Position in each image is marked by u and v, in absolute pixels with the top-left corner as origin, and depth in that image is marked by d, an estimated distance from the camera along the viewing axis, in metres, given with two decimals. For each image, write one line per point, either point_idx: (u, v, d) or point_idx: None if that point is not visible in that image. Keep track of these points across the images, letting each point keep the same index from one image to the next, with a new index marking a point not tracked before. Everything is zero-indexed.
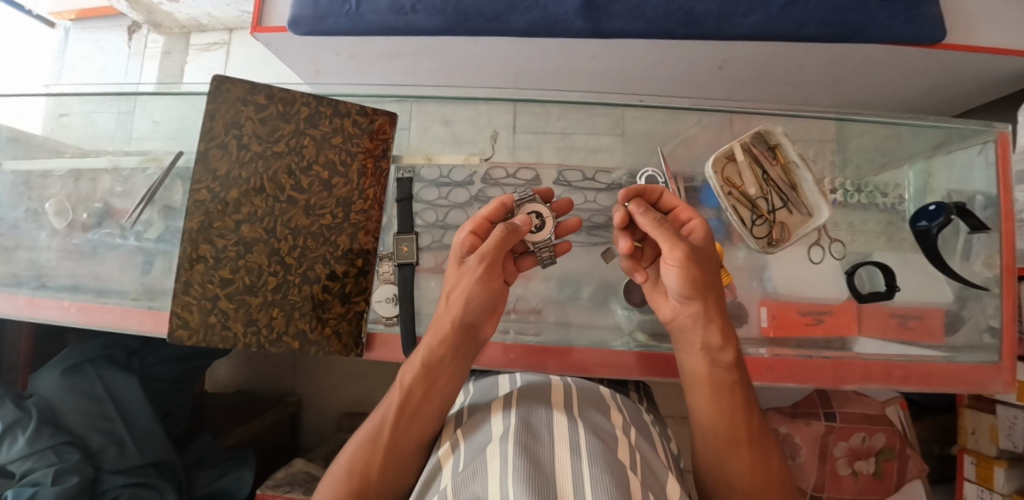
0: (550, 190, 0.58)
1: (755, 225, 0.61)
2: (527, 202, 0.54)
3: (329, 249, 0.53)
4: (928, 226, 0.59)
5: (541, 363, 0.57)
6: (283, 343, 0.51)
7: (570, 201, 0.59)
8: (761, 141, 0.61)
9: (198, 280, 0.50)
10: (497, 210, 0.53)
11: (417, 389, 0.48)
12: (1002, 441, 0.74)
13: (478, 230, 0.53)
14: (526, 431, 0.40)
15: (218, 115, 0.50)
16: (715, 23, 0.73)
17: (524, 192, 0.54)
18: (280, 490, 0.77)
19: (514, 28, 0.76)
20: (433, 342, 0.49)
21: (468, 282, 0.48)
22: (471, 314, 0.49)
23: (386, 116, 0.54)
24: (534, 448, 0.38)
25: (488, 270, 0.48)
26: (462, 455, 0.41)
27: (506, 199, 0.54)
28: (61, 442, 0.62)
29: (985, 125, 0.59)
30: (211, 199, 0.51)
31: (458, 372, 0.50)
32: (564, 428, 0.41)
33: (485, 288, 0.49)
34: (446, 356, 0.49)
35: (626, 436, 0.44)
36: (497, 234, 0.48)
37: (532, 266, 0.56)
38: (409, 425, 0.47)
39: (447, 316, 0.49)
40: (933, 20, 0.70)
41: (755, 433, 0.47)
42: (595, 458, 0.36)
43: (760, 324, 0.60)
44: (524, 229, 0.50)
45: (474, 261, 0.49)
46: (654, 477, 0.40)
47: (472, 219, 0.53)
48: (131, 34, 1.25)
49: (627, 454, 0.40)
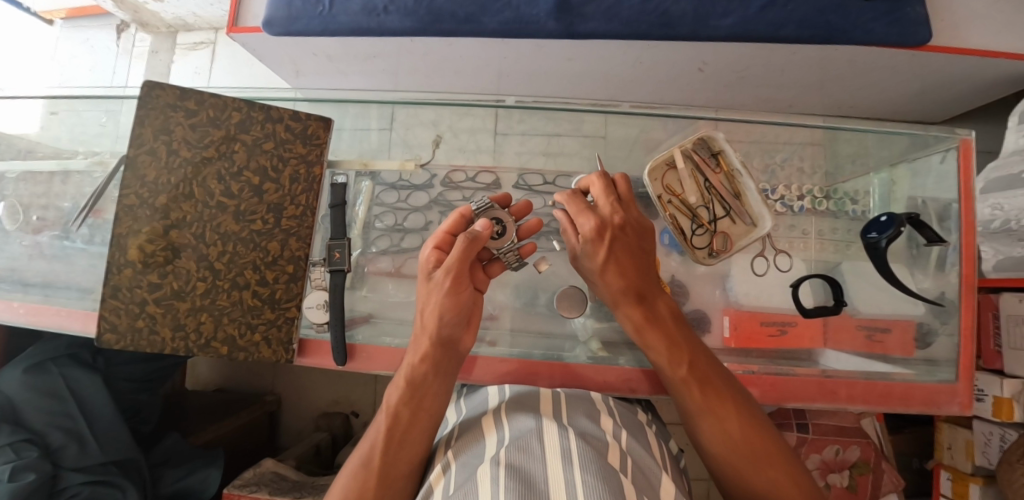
0: (507, 196, 0.55)
1: (695, 235, 0.60)
2: (485, 210, 0.52)
3: (259, 255, 0.53)
4: (878, 237, 0.56)
5: (532, 376, 0.55)
6: (212, 348, 0.52)
7: (529, 203, 0.56)
8: (703, 148, 0.60)
9: (127, 284, 0.51)
10: (457, 223, 0.51)
11: (404, 409, 0.47)
12: (977, 457, 0.73)
13: (443, 244, 0.50)
14: (517, 445, 0.39)
15: (148, 121, 0.52)
16: (690, 26, 0.70)
17: (481, 201, 0.52)
18: (246, 489, 0.75)
19: (487, 29, 0.74)
20: (413, 360, 0.48)
21: (436, 297, 0.47)
22: (447, 327, 0.47)
23: (318, 121, 0.55)
24: (525, 466, 0.36)
25: (456, 282, 0.47)
26: (453, 478, 0.40)
27: (466, 210, 0.51)
28: (20, 440, 0.63)
29: (947, 132, 0.58)
30: (140, 204, 0.51)
31: (445, 387, 0.49)
32: (554, 436, 0.40)
33: (455, 302, 0.47)
34: (428, 373, 0.48)
35: (617, 440, 0.42)
36: (460, 246, 0.46)
37: (501, 272, 0.53)
38: (400, 450, 0.46)
39: (424, 334, 0.48)
40: (918, 23, 0.68)
41: (710, 395, 0.47)
42: (586, 464, 0.35)
43: (722, 334, 0.59)
44: (485, 235, 0.48)
45: (440, 275, 0.47)
46: (647, 480, 0.38)
47: (434, 234, 0.51)
48: (120, 33, 1.26)
49: (618, 458, 0.38)
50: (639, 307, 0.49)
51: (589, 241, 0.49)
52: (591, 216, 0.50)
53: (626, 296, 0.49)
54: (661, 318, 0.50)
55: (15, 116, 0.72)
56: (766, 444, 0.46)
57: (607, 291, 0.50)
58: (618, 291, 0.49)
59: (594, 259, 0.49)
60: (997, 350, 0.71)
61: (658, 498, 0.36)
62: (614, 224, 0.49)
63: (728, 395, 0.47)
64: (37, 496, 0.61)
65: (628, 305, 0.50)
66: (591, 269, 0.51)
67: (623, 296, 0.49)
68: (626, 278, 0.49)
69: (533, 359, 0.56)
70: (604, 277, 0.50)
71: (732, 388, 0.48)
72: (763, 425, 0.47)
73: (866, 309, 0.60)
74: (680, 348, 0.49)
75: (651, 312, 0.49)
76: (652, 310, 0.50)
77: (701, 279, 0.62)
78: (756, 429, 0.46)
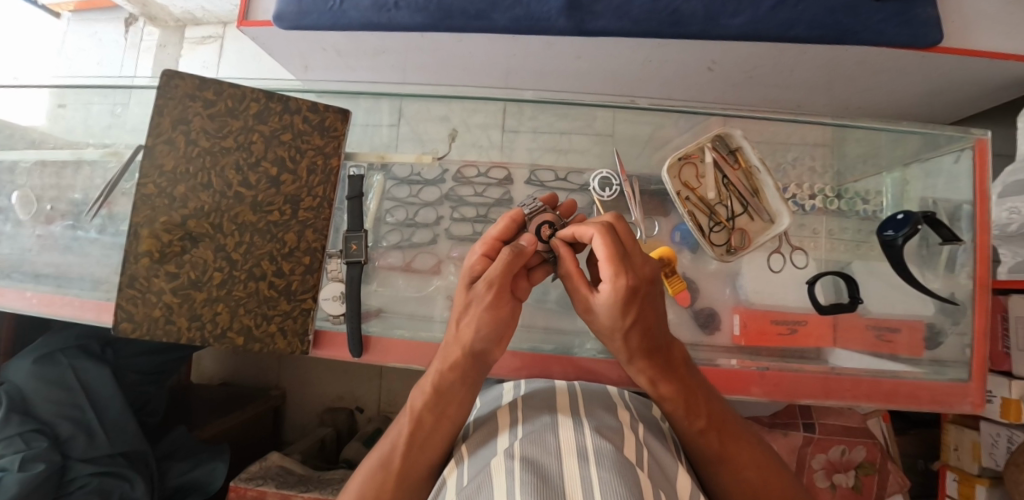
0: (554, 196, 0.54)
1: (713, 232, 0.60)
2: (538, 214, 0.51)
3: (276, 246, 0.53)
4: (894, 235, 0.56)
5: (544, 370, 0.56)
6: (227, 339, 0.52)
7: (573, 203, 0.56)
8: (722, 145, 0.61)
9: (144, 273, 0.51)
10: (508, 228, 0.50)
11: (427, 415, 0.47)
12: (984, 459, 0.73)
13: (490, 252, 0.49)
14: (532, 440, 0.39)
15: (166, 110, 0.52)
16: (701, 24, 0.70)
17: (533, 204, 0.50)
18: (252, 483, 0.75)
19: (497, 26, 0.73)
20: (440, 367, 0.47)
21: (477, 310, 0.46)
22: (480, 342, 0.46)
23: (337, 113, 0.55)
24: (541, 461, 0.36)
25: (497, 296, 0.45)
26: (467, 470, 0.40)
27: (516, 214, 0.51)
28: (30, 430, 0.63)
29: (962, 132, 0.58)
30: (158, 193, 0.51)
31: (470, 396, 0.48)
32: (570, 432, 0.39)
33: (494, 316, 0.46)
34: (455, 381, 0.47)
35: (633, 433, 0.42)
36: (504, 259, 0.45)
37: (544, 277, 0.51)
38: (420, 453, 0.46)
39: (456, 344, 0.47)
40: (930, 23, 0.68)
41: (727, 442, 0.47)
42: (602, 461, 0.35)
43: (732, 332, 0.58)
44: (530, 250, 0.47)
45: (481, 287, 0.45)
46: (663, 474, 0.38)
47: (483, 240, 0.50)
48: (128, 27, 1.26)
49: (635, 451, 0.38)
50: (655, 364, 0.45)
51: (618, 305, 0.41)
52: (625, 282, 0.41)
53: (644, 353, 0.45)
54: (670, 371, 0.46)
55: (29, 108, 0.72)
56: (780, 484, 0.46)
57: (625, 350, 0.45)
58: (642, 349, 0.44)
59: (621, 321, 0.42)
60: (1005, 352, 0.71)
61: (675, 494, 0.36)
62: (645, 280, 0.42)
63: (742, 438, 0.47)
64: (45, 486, 0.61)
65: (642, 362, 0.46)
66: (607, 327, 0.44)
67: (640, 355, 0.45)
68: (648, 337, 0.44)
69: (546, 353, 0.57)
70: (626, 335, 0.44)
71: (741, 428, 0.49)
72: (770, 464, 0.47)
73: (875, 309, 0.60)
74: (695, 397, 0.47)
75: (664, 366, 0.46)
76: (668, 363, 0.46)
77: (713, 277, 0.61)
78: (770, 470, 0.46)
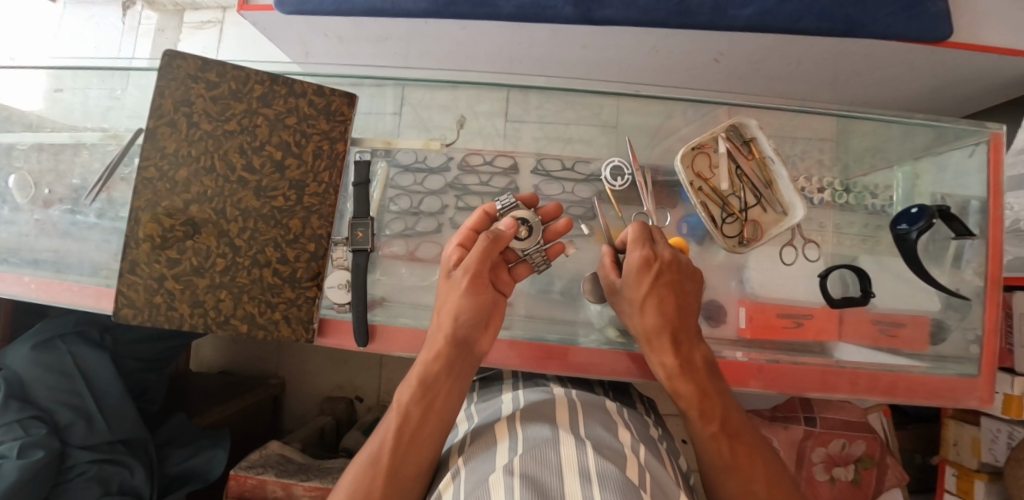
0: (534, 197, 0.55)
1: (725, 224, 0.60)
2: (510, 210, 0.52)
3: (280, 233, 0.52)
4: (908, 229, 0.55)
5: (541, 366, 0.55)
6: (230, 325, 0.51)
7: (558, 205, 0.54)
8: (736, 135, 0.60)
9: (145, 259, 0.50)
10: (481, 220, 0.52)
11: (414, 409, 0.48)
12: (983, 454, 0.74)
13: (466, 242, 0.51)
14: (533, 456, 0.38)
15: (168, 91, 0.51)
16: (709, 15, 0.69)
17: (506, 200, 0.52)
18: (252, 471, 0.74)
19: (503, 13, 0.72)
20: (426, 357, 0.49)
21: (456, 296, 0.47)
22: (462, 328, 0.48)
23: (342, 97, 0.54)
24: (543, 478, 0.35)
25: (476, 283, 0.48)
26: (462, 486, 0.40)
27: (489, 208, 0.53)
28: (27, 417, 0.62)
29: (977, 125, 0.57)
30: (160, 177, 0.51)
31: (458, 387, 0.50)
32: (572, 448, 0.39)
33: (476, 303, 0.48)
34: (440, 372, 0.48)
35: (635, 454, 0.42)
36: (481, 245, 0.47)
37: (526, 273, 0.54)
38: (410, 449, 0.46)
39: (439, 332, 0.48)
40: (939, 17, 0.66)
41: (738, 451, 0.49)
42: (605, 483, 0.34)
43: (737, 324, 0.58)
44: (508, 233, 0.49)
45: (461, 275, 0.48)
46: (662, 494, 0.38)
47: (460, 231, 0.52)
48: (125, 10, 1.24)
49: (636, 472, 0.38)
50: (672, 357, 0.49)
51: (633, 272, 0.50)
52: (645, 249, 0.50)
53: (663, 342, 0.50)
54: (692, 368, 0.50)
55: (24, 90, 0.70)
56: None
57: (642, 329, 0.51)
58: (654, 330, 0.50)
59: (636, 290, 0.50)
60: (1008, 349, 0.70)
61: None
62: (666, 262, 0.51)
63: (754, 451, 0.49)
64: (46, 472, 0.61)
65: (661, 351, 0.50)
66: (629, 301, 0.52)
67: (653, 340, 0.50)
68: (662, 317, 0.50)
69: (550, 343, 0.55)
70: (642, 315, 0.51)
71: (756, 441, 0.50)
72: (777, 478, 0.48)
73: (883, 303, 0.59)
74: (710, 400, 0.49)
75: (684, 358, 0.50)
76: (689, 364, 0.50)
77: (719, 269, 0.61)
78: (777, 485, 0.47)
